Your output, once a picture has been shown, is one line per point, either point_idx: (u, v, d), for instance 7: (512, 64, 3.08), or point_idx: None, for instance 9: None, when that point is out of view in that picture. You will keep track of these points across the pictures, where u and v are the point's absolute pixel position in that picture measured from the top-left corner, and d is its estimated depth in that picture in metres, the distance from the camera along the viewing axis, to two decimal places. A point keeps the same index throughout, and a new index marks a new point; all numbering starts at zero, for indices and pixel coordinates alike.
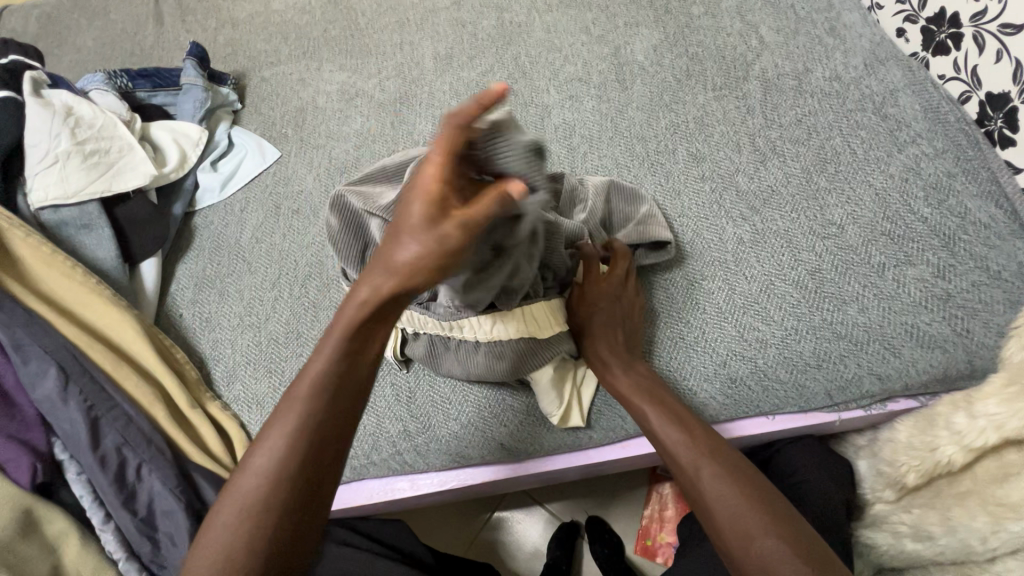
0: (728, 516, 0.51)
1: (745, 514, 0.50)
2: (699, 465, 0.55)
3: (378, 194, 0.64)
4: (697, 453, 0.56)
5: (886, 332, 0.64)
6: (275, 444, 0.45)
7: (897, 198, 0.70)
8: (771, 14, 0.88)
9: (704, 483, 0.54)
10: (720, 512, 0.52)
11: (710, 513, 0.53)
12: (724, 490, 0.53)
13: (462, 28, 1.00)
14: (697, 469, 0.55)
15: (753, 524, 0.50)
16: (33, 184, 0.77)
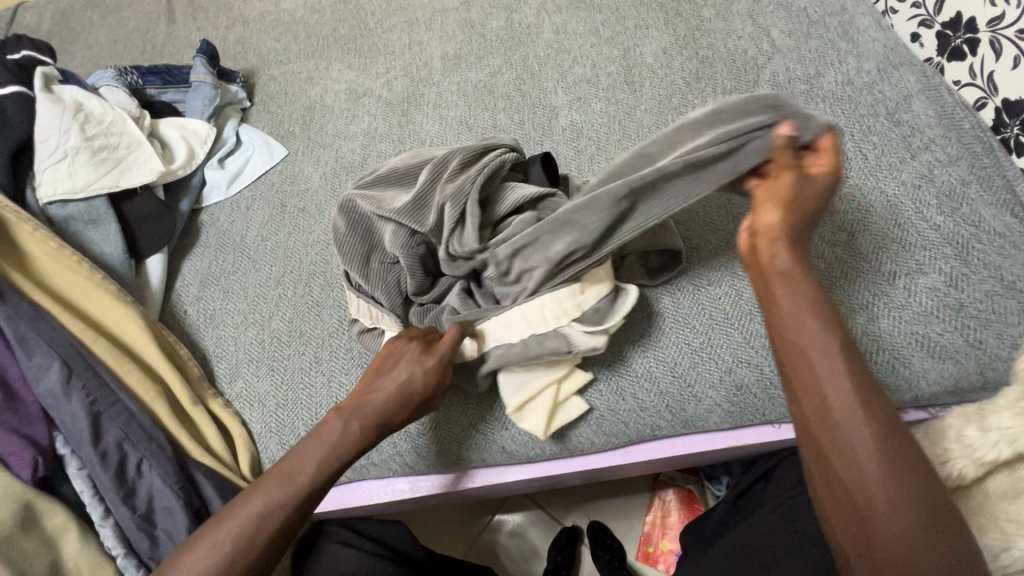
0: (863, 477, 0.44)
1: (887, 485, 0.43)
2: (839, 413, 0.46)
3: (391, 199, 0.65)
4: (850, 398, 0.46)
5: (896, 342, 0.63)
6: (266, 497, 0.53)
7: (909, 205, 0.69)
8: (783, 18, 0.87)
9: (849, 442, 0.45)
10: (855, 472, 0.44)
11: (843, 462, 0.45)
12: (871, 451, 0.44)
13: (471, 28, 1.00)
14: (838, 417, 0.46)
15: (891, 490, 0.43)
16: (42, 179, 0.77)
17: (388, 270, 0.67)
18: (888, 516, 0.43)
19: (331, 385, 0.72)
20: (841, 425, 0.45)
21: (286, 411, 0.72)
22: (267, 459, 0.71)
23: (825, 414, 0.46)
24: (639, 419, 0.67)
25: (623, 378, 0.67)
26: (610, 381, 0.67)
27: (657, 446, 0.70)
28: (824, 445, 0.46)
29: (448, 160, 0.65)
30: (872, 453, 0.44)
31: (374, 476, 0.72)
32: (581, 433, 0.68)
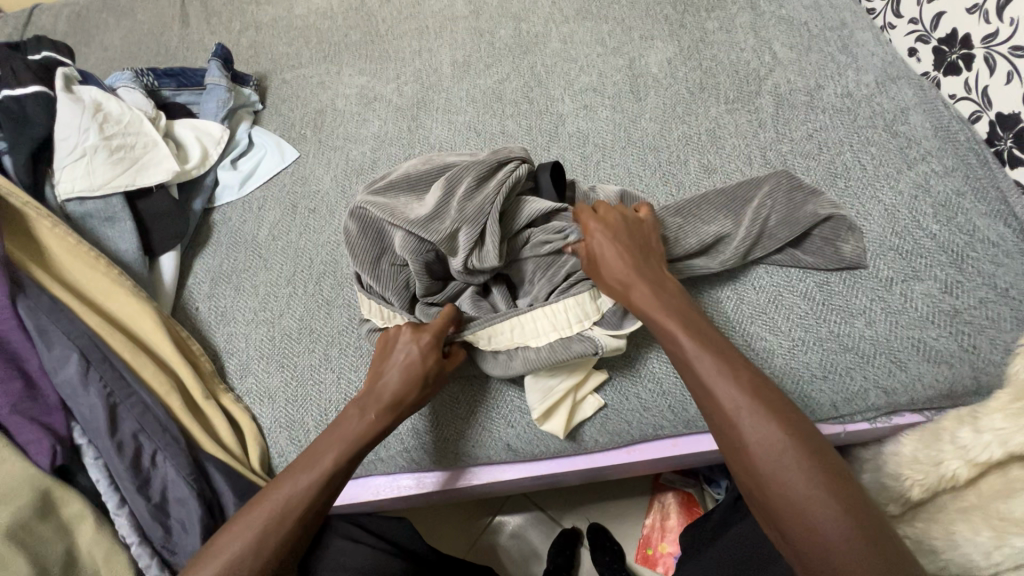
0: (780, 481, 0.48)
1: (802, 489, 0.47)
2: (743, 428, 0.50)
3: (403, 206, 0.67)
4: (748, 412, 0.50)
5: (893, 346, 0.64)
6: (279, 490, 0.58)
7: (906, 214, 0.71)
8: (784, 31, 0.90)
9: (756, 450, 0.49)
10: (772, 479, 0.48)
11: (752, 469, 0.50)
12: (778, 456, 0.49)
13: (481, 36, 1.02)
14: (741, 431, 0.50)
15: (808, 492, 0.47)
16: (61, 176, 0.79)
17: (398, 272, 0.69)
18: (811, 516, 0.47)
19: (341, 381, 0.73)
20: (746, 438, 0.50)
21: (294, 407, 0.73)
22: (276, 454, 0.72)
23: (734, 431, 0.51)
24: (642, 419, 0.68)
25: (628, 378, 0.69)
26: (614, 380, 0.69)
27: (659, 446, 0.71)
28: (740, 456, 0.51)
29: (463, 168, 0.67)
30: (786, 460, 0.48)
31: (381, 472, 0.73)
32: (586, 432, 0.69)
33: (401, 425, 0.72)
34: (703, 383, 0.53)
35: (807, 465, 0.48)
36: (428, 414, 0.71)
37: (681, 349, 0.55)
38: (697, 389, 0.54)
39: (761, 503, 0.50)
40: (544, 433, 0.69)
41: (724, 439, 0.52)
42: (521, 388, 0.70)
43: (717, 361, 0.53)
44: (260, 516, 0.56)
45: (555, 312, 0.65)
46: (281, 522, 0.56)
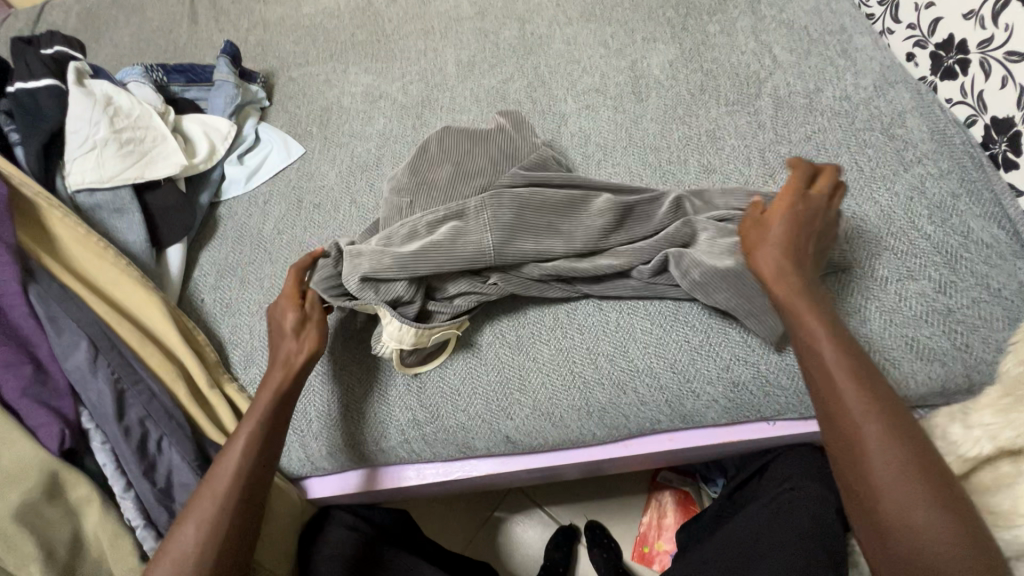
0: (893, 495, 0.47)
1: (891, 473, 0.48)
2: (868, 440, 0.49)
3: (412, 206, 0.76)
4: (857, 397, 0.51)
5: (887, 344, 0.65)
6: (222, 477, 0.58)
7: (901, 215, 0.72)
8: (785, 35, 0.91)
9: (876, 460, 0.49)
10: (885, 492, 0.48)
11: (866, 480, 0.49)
12: (901, 472, 0.48)
13: (485, 37, 1.04)
14: (869, 442, 0.49)
15: (927, 509, 0.46)
16: (71, 168, 0.80)
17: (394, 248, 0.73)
18: (919, 532, 0.46)
19: (343, 373, 0.74)
20: (869, 451, 0.49)
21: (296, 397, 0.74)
22: None
23: (856, 438, 0.50)
24: (639, 413, 0.69)
25: (624, 373, 0.70)
26: (612, 374, 0.70)
27: (656, 441, 0.73)
28: (856, 466, 0.50)
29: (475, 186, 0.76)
30: (907, 475, 0.47)
31: (382, 463, 0.75)
32: (584, 426, 0.70)
33: (389, 414, 0.72)
34: (832, 392, 0.52)
35: (926, 485, 0.47)
36: (429, 406, 0.72)
37: (813, 336, 0.55)
38: (824, 396, 0.53)
39: (864, 512, 0.49)
40: (542, 426, 0.70)
41: (840, 447, 0.51)
42: (520, 383, 0.71)
43: (856, 374, 0.52)
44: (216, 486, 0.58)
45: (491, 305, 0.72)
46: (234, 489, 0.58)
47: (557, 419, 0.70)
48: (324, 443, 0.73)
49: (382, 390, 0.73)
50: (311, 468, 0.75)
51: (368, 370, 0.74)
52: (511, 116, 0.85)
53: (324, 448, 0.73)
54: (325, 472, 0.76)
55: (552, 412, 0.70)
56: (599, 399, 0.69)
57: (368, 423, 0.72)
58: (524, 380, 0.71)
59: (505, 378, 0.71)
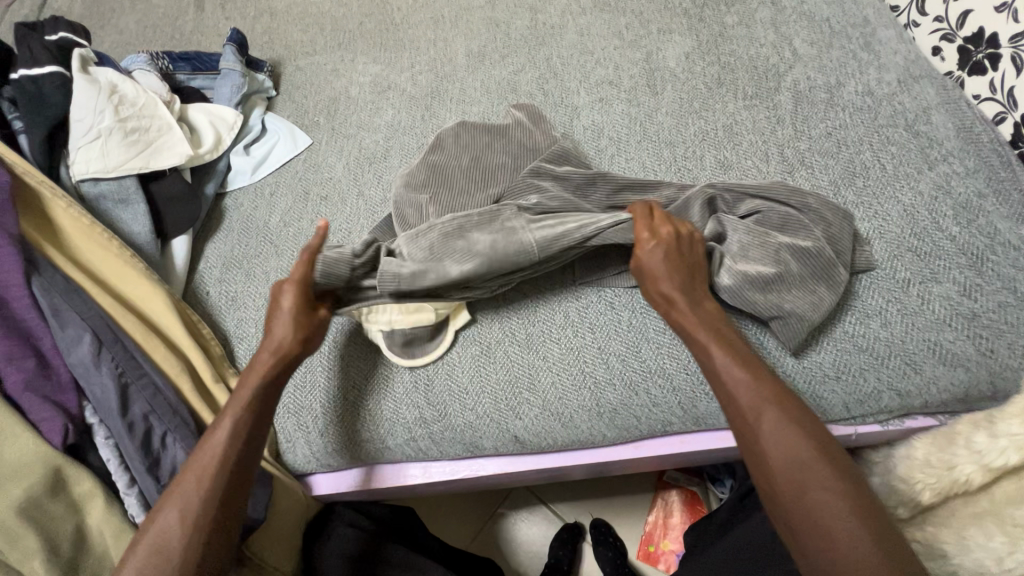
0: (792, 482, 0.50)
1: (796, 458, 0.51)
2: (762, 434, 0.52)
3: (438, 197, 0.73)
4: (745, 385, 0.54)
5: (909, 348, 0.64)
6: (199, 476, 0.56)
7: (925, 215, 0.70)
8: (805, 27, 0.88)
9: (773, 450, 0.52)
10: (783, 478, 0.51)
11: (767, 470, 0.52)
12: (790, 457, 0.51)
13: (496, 27, 1.02)
14: (762, 434, 0.52)
15: (825, 491, 0.49)
16: (76, 157, 0.79)
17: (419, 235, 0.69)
18: (820, 514, 0.49)
19: (350, 369, 0.73)
20: (761, 432, 0.52)
21: (301, 393, 0.73)
22: (285, 438, 0.73)
23: (749, 431, 0.53)
24: (651, 415, 0.68)
25: (635, 373, 0.68)
26: (623, 374, 0.68)
27: (667, 443, 0.71)
28: (756, 458, 0.53)
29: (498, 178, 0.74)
30: (804, 461, 0.50)
31: (387, 460, 0.73)
32: (594, 427, 0.69)
33: (395, 412, 0.71)
34: (726, 390, 0.55)
35: (830, 473, 0.50)
36: (437, 404, 0.70)
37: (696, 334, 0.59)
38: (718, 387, 0.56)
39: (772, 501, 0.52)
40: (551, 426, 0.69)
41: (741, 443, 0.55)
42: (530, 382, 0.70)
43: (747, 371, 0.55)
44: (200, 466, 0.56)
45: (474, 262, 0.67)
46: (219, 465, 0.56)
47: (567, 419, 0.69)
48: (330, 440, 0.72)
49: (389, 387, 0.72)
50: (315, 464, 0.74)
51: (376, 366, 0.73)
52: (528, 107, 0.82)
53: (329, 444, 0.72)
54: (330, 469, 0.75)
55: (562, 413, 0.69)
56: (610, 399, 0.68)
57: (374, 421, 0.71)
58: (532, 379, 0.70)
59: (506, 369, 0.71)
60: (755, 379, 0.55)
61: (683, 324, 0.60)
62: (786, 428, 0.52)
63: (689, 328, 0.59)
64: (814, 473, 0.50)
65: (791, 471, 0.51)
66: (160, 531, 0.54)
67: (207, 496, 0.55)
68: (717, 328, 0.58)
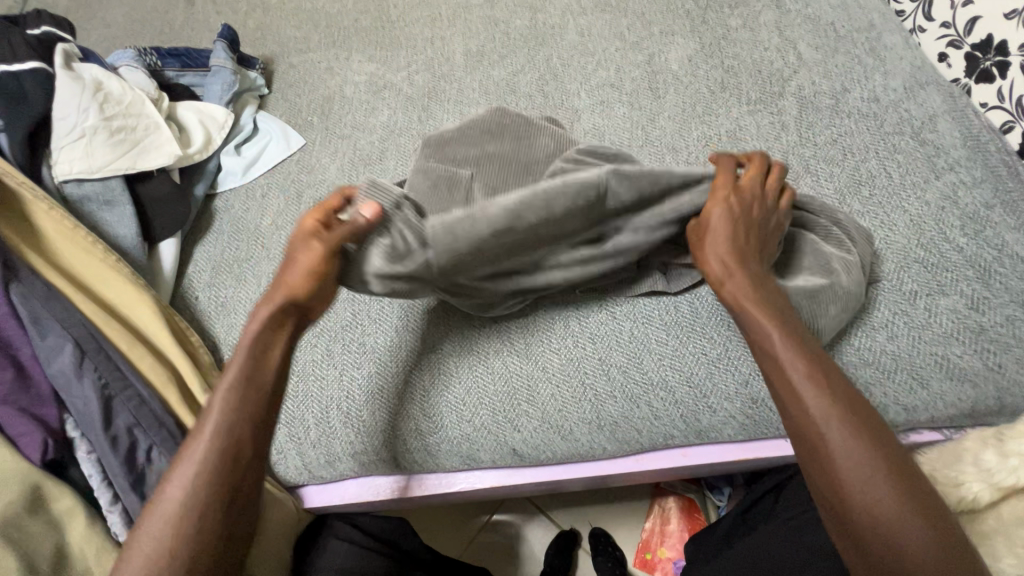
0: (867, 495, 0.46)
1: (873, 482, 0.46)
2: (834, 442, 0.48)
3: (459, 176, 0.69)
4: (813, 391, 0.50)
5: (915, 362, 0.62)
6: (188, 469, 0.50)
7: (931, 225, 0.68)
8: (810, 31, 0.87)
9: (844, 460, 0.47)
10: (855, 491, 0.46)
11: (836, 481, 0.47)
12: (864, 468, 0.46)
13: (495, 26, 0.99)
14: (831, 442, 0.48)
15: (896, 506, 0.45)
16: (58, 156, 0.76)
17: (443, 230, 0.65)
18: (891, 530, 0.44)
19: (343, 379, 0.71)
20: (831, 450, 0.48)
21: (293, 402, 0.71)
22: (275, 450, 0.71)
23: (817, 439, 0.48)
24: (652, 428, 0.67)
25: (637, 385, 0.67)
26: (624, 387, 0.67)
27: (667, 456, 0.70)
28: (824, 468, 0.48)
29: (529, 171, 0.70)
30: (876, 473, 0.46)
31: (381, 472, 0.71)
32: (594, 440, 0.67)
33: (388, 422, 0.69)
34: (794, 394, 0.51)
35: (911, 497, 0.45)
36: (433, 415, 0.69)
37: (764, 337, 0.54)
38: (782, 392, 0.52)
39: (839, 516, 0.47)
40: (551, 439, 0.67)
41: (804, 453, 0.50)
42: (530, 393, 0.68)
43: (811, 373, 0.51)
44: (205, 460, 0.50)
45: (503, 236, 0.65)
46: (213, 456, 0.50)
47: (567, 432, 0.67)
48: (322, 452, 0.70)
49: (385, 397, 0.70)
50: (307, 476, 0.72)
51: (369, 375, 0.71)
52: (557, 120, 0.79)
53: (322, 457, 0.70)
54: (322, 481, 0.73)
55: (561, 425, 0.67)
56: (611, 412, 0.67)
57: (367, 432, 0.69)
58: (532, 390, 0.68)
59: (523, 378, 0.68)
60: (829, 388, 0.50)
61: (746, 318, 0.56)
62: (861, 446, 0.47)
63: (751, 326, 0.55)
64: (891, 502, 0.45)
65: (865, 495, 0.46)
66: (147, 535, 0.48)
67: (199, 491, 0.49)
68: (784, 326, 0.54)
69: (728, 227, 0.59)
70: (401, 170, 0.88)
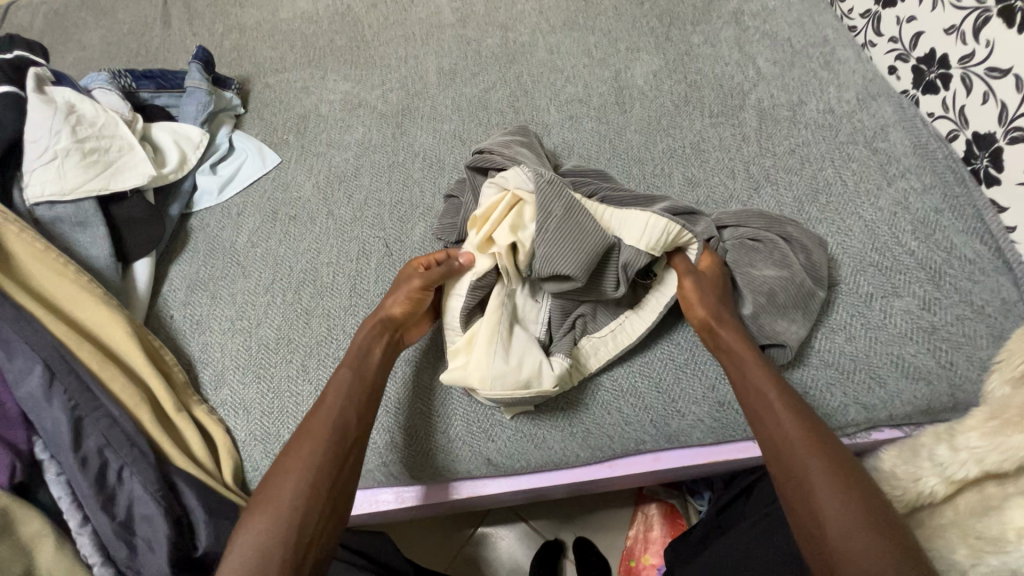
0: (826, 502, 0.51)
1: (841, 510, 0.50)
2: (807, 460, 0.53)
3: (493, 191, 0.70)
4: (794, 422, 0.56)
5: (872, 361, 0.65)
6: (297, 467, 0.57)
7: (885, 230, 0.71)
8: (768, 47, 0.91)
9: (814, 475, 0.53)
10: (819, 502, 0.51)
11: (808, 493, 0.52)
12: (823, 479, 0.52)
13: (467, 45, 1.02)
14: (804, 461, 0.54)
15: (857, 538, 0.49)
16: (31, 180, 0.76)
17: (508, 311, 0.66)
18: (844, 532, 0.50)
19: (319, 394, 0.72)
20: (807, 476, 0.53)
21: (267, 419, 0.71)
22: (250, 467, 0.70)
23: (794, 461, 0.54)
24: (625, 433, 0.68)
25: (607, 392, 0.68)
26: (594, 394, 0.68)
27: (639, 461, 0.71)
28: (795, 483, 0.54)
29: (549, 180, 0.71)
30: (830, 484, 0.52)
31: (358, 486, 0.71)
32: (568, 447, 0.68)
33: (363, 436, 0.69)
34: (772, 420, 0.57)
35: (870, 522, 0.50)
36: (408, 427, 0.69)
37: (746, 373, 0.60)
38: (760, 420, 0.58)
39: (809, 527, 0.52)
40: (525, 448, 0.68)
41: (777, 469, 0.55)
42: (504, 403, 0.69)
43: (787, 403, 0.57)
44: (315, 429, 0.59)
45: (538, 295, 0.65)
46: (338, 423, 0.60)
47: (540, 440, 0.68)
48: None
49: None
50: None
51: None
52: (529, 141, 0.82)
53: None
54: None
55: (534, 434, 0.68)
56: (583, 418, 0.68)
57: None
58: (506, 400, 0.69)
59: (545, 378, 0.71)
60: (798, 417, 0.56)
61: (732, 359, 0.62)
62: (829, 472, 0.53)
63: (734, 366, 0.61)
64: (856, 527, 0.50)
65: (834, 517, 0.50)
66: (276, 482, 0.56)
67: (315, 454, 0.57)
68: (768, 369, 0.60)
69: (710, 293, 0.65)
70: (375, 186, 0.89)
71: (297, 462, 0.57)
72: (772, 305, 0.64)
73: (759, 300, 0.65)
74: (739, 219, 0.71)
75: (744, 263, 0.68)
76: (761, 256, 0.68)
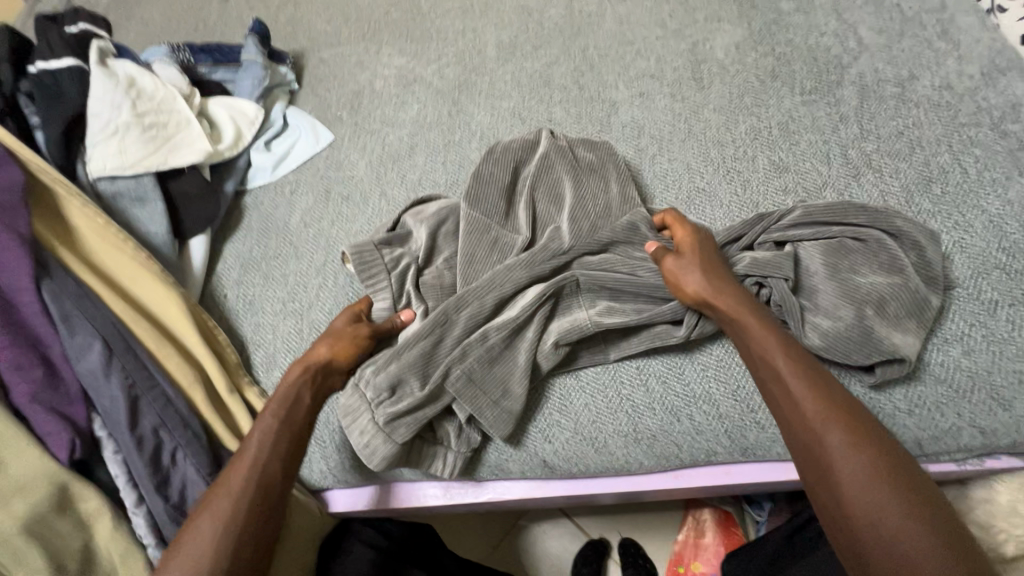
0: (870, 515, 0.44)
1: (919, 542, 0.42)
2: (867, 492, 0.45)
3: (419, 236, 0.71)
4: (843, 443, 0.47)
5: (995, 381, 0.56)
6: (220, 508, 0.52)
7: (1014, 227, 0.61)
8: (873, 14, 0.80)
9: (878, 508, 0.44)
10: (861, 522, 0.44)
11: (861, 508, 0.45)
12: (870, 494, 0.45)
13: (529, 16, 0.95)
14: (864, 489, 0.45)
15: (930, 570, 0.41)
16: (93, 154, 0.76)
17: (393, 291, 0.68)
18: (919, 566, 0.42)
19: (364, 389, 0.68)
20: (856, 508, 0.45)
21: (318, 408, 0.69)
22: None
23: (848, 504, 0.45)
24: (695, 443, 0.62)
25: (677, 398, 0.62)
26: (663, 399, 0.62)
27: (704, 473, 0.65)
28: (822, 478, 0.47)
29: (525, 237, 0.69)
30: (883, 498, 0.44)
31: (406, 478, 0.69)
32: (631, 454, 0.63)
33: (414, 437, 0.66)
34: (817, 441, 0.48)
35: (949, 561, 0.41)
36: None
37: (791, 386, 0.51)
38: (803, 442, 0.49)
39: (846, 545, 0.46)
40: (583, 451, 0.63)
41: (808, 470, 0.48)
42: (559, 406, 0.64)
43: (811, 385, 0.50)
44: (234, 480, 0.53)
45: (426, 368, 0.62)
46: (260, 479, 0.54)
47: (601, 445, 0.63)
48: (347, 457, 0.67)
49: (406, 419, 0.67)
50: (331, 481, 0.69)
51: None
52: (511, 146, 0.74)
53: (346, 461, 0.68)
54: (348, 485, 0.70)
55: (594, 438, 0.63)
56: (649, 425, 0.62)
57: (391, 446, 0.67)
58: (564, 400, 0.64)
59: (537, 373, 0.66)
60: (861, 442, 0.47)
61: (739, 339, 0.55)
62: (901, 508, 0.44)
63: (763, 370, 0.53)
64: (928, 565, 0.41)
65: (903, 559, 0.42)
66: (191, 546, 0.50)
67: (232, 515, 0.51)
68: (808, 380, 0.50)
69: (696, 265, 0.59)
70: (429, 166, 0.85)
71: (214, 507, 0.52)
72: (879, 314, 0.56)
73: (867, 312, 0.57)
74: (835, 213, 0.62)
75: (846, 266, 0.59)
76: (865, 259, 0.59)
